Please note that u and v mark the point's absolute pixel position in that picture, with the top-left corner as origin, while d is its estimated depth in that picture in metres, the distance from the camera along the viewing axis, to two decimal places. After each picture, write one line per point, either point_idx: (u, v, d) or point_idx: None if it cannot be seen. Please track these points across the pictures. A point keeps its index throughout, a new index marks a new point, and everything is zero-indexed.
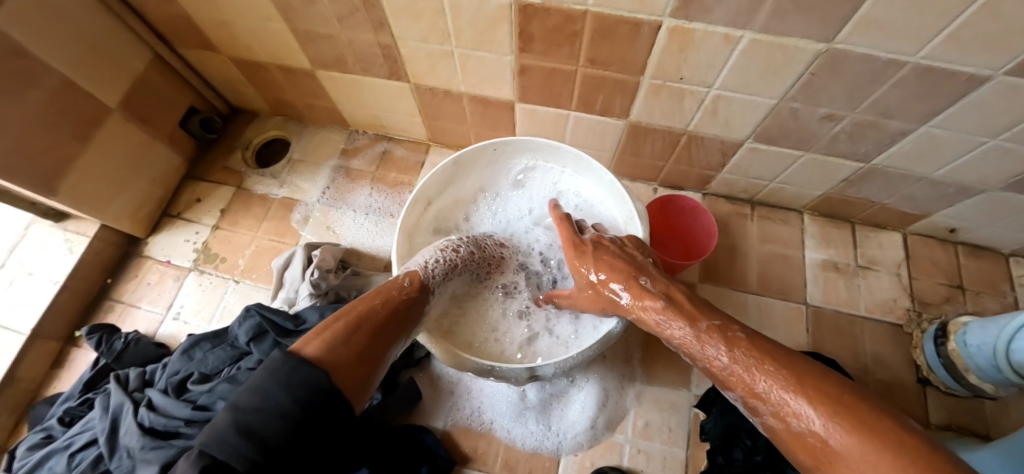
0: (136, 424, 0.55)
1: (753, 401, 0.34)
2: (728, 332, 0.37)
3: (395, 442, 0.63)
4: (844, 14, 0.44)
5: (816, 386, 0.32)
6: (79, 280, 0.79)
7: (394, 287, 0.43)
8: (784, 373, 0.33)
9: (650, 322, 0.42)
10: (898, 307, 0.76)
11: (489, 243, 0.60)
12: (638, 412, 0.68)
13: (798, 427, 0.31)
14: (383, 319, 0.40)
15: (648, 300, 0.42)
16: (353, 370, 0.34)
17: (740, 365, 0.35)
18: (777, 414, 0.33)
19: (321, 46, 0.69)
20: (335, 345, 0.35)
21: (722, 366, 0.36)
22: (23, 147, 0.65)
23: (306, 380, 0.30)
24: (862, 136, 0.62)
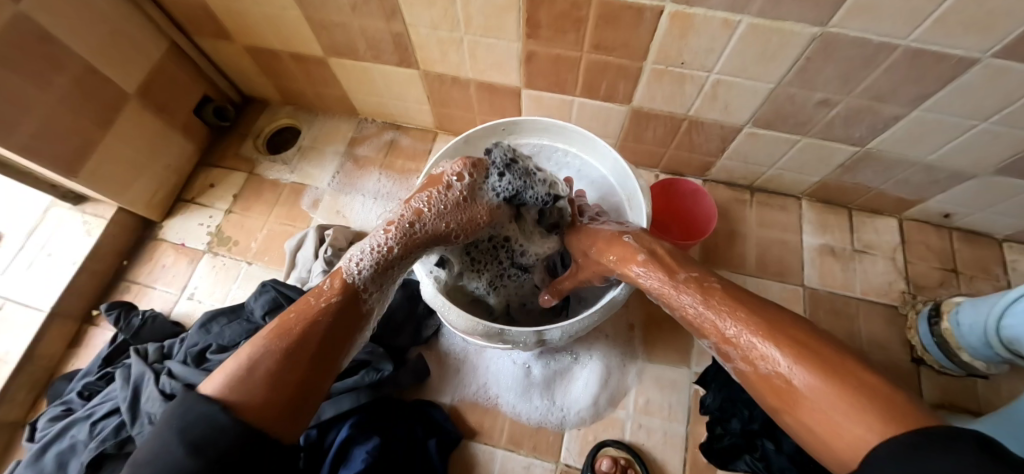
0: (158, 391, 0.58)
1: (725, 347, 0.37)
2: (705, 282, 0.41)
3: (405, 415, 0.65)
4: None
5: (783, 331, 0.34)
6: (96, 261, 0.82)
7: (314, 295, 0.40)
8: (753, 318, 0.36)
9: (635, 278, 0.46)
10: (893, 289, 0.78)
11: (438, 198, 0.44)
12: (640, 389, 0.69)
13: (766, 369, 0.34)
14: (304, 332, 0.37)
15: (631, 257, 0.47)
16: (267, 398, 0.33)
17: (712, 310, 0.38)
18: (746, 358, 0.35)
19: (334, 34, 0.72)
20: (244, 379, 0.34)
21: (695, 314, 0.39)
22: (47, 129, 0.68)
23: (202, 423, 0.30)
24: (857, 121, 0.64)
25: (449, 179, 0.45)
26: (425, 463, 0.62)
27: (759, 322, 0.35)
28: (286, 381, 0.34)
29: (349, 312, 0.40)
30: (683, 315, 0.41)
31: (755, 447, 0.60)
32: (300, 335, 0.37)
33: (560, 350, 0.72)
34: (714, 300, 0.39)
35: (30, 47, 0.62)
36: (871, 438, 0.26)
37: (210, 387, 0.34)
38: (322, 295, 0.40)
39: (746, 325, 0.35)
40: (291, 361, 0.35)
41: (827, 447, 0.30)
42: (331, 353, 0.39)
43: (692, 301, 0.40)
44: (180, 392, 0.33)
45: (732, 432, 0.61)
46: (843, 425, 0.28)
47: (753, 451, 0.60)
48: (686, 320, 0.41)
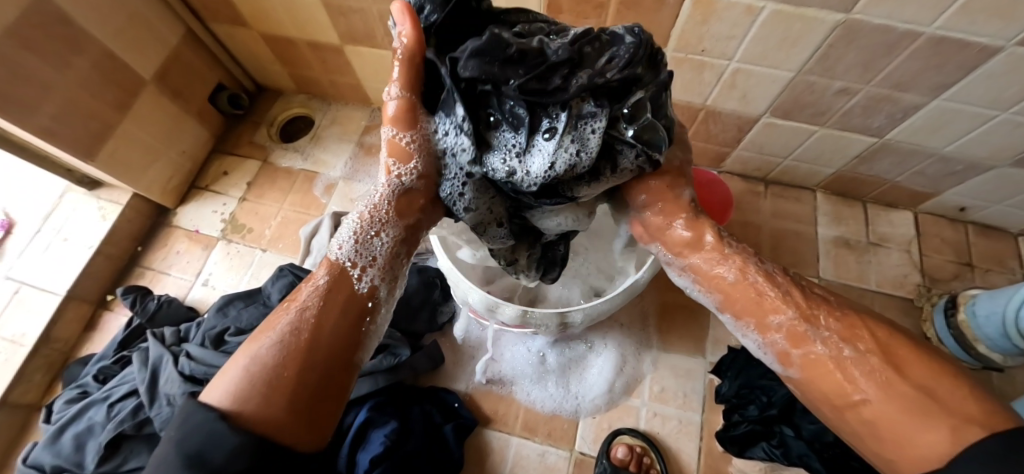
0: (177, 373, 0.58)
1: (802, 325, 0.30)
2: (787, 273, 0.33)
3: (420, 399, 0.66)
4: None
5: (870, 322, 0.29)
6: (112, 246, 0.82)
7: (309, 282, 0.31)
8: (838, 309, 0.30)
9: (711, 243, 0.35)
10: (908, 282, 0.78)
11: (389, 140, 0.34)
12: (655, 378, 0.69)
13: (849, 354, 0.28)
14: (305, 322, 0.28)
15: (706, 232, 0.36)
16: (267, 405, 0.25)
17: (795, 293, 0.31)
18: (827, 340, 0.29)
19: (352, 20, 0.72)
20: (235, 383, 0.26)
21: (779, 289, 0.32)
22: (65, 112, 0.68)
23: (204, 431, 0.23)
24: (876, 110, 0.64)
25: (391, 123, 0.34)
26: (441, 447, 0.62)
27: (846, 313, 0.30)
28: (286, 383, 0.26)
29: (350, 288, 0.31)
30: (755, 286, 0.33)
31: (773, 434, 0.59)
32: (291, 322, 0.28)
33: (575, 339, 0.72)
34: (800, 285, 0.32)
35: (48, 29, 0.62)
36: (970, 433, 0.22)
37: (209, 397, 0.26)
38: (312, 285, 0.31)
39: (832, 312, 0.30)
40: (287, 351, 0.27)
41: (909, 448, 0.24)
42: (337, 347, 0.29)
43: (779, 280, 0.32)
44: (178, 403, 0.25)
45: (749, 419, 0.61)
46: (931, 418, 0.23)
47: (770, 438, 0.59)
48: (756, 295, 0.32)
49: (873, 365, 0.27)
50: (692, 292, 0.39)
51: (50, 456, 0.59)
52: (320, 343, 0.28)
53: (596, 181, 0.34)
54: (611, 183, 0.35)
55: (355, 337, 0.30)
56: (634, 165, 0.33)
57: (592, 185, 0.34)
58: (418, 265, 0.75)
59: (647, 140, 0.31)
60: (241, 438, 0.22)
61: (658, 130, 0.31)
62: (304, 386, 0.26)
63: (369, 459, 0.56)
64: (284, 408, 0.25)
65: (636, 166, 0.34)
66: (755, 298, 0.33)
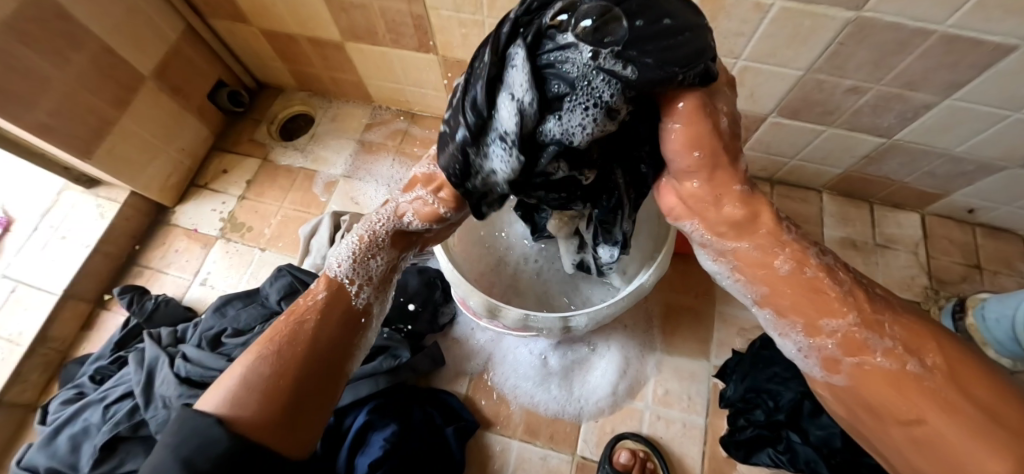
0: (173, 374, 0.57)
1: (863, 332, 0.27)
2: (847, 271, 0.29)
3: (423, 401, 0.65)
4: None
5: (941, 336, 0.26)
6: (110, 244, 0.81)
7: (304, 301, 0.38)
8: (905, 319, 0.27)
9: (766, 223, 0.30)
10: (916, 284, 0.77)
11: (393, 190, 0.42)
12: (659, 380, 0.68)
13: (914, 368, 0.25)
14: (294, 336, 0.34)
15: (761, 214, 0.30)
16: (253, 417, 0.29)
17: (856, 293, 0.28)
18: (890, 352, 0.26)
19: (353, 15, 0.71)
20: (230, 391, 0.30)
21: (842, 286, 0.28)
22: (63, 108, 0.67)
23: (200, 434, 0.27)
24: (886, 109, 0.63)
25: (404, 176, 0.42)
26: (442, 451, 0.61)
27: (916, 324, 0.27)
28: (274, 391, 0.31)
29: (338, 309, 0.37)
30: (815, 284, 0.28)
31: (779, 439, 0.58)
32: (281, 335, 0.34)
33: (578, 340, 0.71)
34: (863, 285, 0.29)
35: (46, 24, 0.61)
36: None
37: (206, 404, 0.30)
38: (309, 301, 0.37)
39: (897, 320, 0.27)
40: (281, 360, 0.32)
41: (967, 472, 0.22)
42: (321, 362, 0.34)
43: (840, 277, 0.29)
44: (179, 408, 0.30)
45: (754, 423, 0.60)
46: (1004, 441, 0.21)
47: (777, 443, 0.58)
48: (815, 290, 0.28)
49: (937, 383, 0.24)
50: (722, 279, 0.35)
51: (45, 458, 0.58)
52: (309, 354, 0.33)
53: (558, 111, 0.27)
54: (595, 120, 0.27)
55: (340, 349, 0.36)
56: (595, 76, 0.25)
57: (566, 117, 0.27)
58: (420, 266, 0.74)
59: (592, 34, 0.24)
60: (233, 445, 0.27)
61: (612, 26, 0.24)
62: (293, 395, 0.31)
63: (368, 463, 0.55)
64: (271, 416, 0.29)
65: (601, 72, 0.25)
66: (808, 289, 0.29)
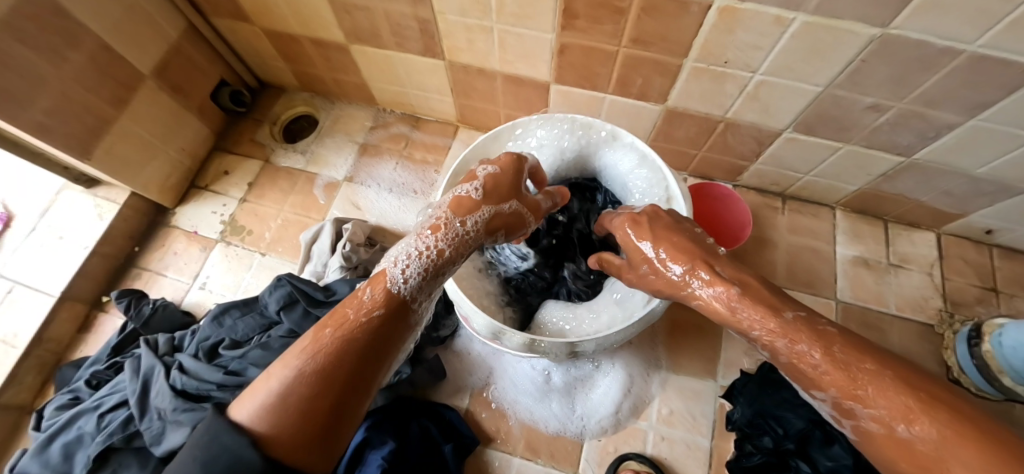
0: (169, 387, 0.56)
1: (848, 403, 0.31)
2: (816, 325, 0.35)
3: (422, 416, 0.63)
4: None
5: (925, 388, 0.29)
6: (108, 246, 0.80)
7: (352, 308, 0.36)
8: (887, 371, 0.30)
9: (716, 309, 0.40)
10: (929, 306, 0.75)
11: (466, 202, 0.44)
12: (663, 399, 0.67)
13: (905, 434, 0.28)
14: (337, 353, 0.33)
15: (720, 287, 0.39)
16: (285, 437, 0.29)
17: (831, 358, 0.32)
18: (880, 418, 0.29)
19: (357, 17, 0.69)
20: (264, 398, 0.31)
21: (807, 350, 0.34)
22: (60, 107, 0.66)
23: (226, 454, 0.28)
24: (906, 127, 0.60)
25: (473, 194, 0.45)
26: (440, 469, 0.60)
27: (895, 382, 0.30)
28: (310, 411, 0.30)
29: (391, 324, 0.37)
30: (798, 359, 0.34)
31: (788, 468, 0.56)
32: (322, 350, 0.33)
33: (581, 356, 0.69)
34: (839, 346, 0.33)
35: (44, 22, 0.59)
36: None
37: (241, 415, 0.31)
38: (365, 302, 0.37)
39: (880, 390, 0.30)
40: (325, 377, 0.32)
41: None
42: (359, 381, 0.34)
43: (812, 360, 0.33)
44: (211, 413, 0.31)
45: (763, 449, 0.58)
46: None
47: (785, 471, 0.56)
48: (797, 362, 0.34)
49: (932, 444, 0.27)
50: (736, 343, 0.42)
51: (38, 467, 0.57)
52: (352, 372, 0.33)
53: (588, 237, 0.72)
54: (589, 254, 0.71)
55: (378, 367, 0.36)
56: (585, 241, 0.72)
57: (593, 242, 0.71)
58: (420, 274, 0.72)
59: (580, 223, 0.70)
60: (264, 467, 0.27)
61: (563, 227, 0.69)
62: (329, 414, 0.31)
63: None
64: (306, 435, 0.30)
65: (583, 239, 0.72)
66: (786, 355, 0.35)
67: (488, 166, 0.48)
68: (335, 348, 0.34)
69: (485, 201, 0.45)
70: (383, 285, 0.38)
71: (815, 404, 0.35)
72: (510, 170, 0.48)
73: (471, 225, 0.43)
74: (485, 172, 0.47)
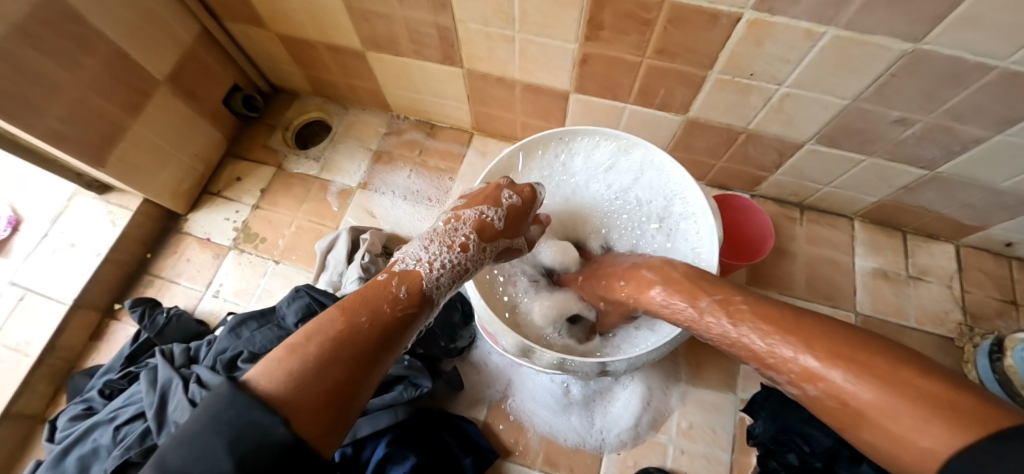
0: (188, 401, 0.55)
1: (770, 372, 0.36)
2: (729, 305, 0.40)
3: (442, 430, 0.62)
4: (937, 12, 0.42)
5: (824, 337, 0.33)
6: (120, 252, 0.79)
7: (385, 301, 0.40)
8: (793, 331, 0.35)
9: (656, 304, 0.47)
10: (949, 319, 0.74)
11: (491, 228, 0.51)
12: (683, 413, 0.67)
13: (813, 392, 0.32)
14: (371, 339, 0.37)
15: (647, 289, 0.49)
16: (310, 406, 0.30)
17: (743, 332, 0.38)
18: (794, 381, 0.34)
19: (375, 24, 0.68)
20: (295, 367, 0.32)
21: (735, 332, 0.39)
22: (75, 114, 0.65)
23: (255, 431, 0.27)
24: (932, 141, 0.60)
25: (496, 223, 0.51)
26: None
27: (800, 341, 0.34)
28: (340, 387, 0.33)
29: (412, 323, 0.42)
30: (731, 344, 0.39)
31: None
32: (358, 334, 0.36)
33: None
34: (752, 320, 0.38)
35: (59, 28, 0.58)
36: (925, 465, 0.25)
37: (266, 384, 0.31)
38: (392, 301, 0.41)
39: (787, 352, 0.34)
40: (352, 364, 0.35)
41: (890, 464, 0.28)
42: (376, 369, 0.37)
43: (732, 340, 0.39)
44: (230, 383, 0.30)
45: (787, 467, 0.57)
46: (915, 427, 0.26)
47: None
48: (729, 345, 0.39)
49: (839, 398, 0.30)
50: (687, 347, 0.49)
51: None
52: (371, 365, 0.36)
53: None
54: None
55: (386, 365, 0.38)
56: None
57: None
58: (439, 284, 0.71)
59: None
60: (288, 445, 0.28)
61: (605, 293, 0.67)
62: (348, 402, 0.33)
63: None
64: (327, 407, 0.31)
65: None
66: (719, 339, 0.40)
67: (513, 195, 0.53)
68: (362, 339, 0.36)
69: (503, 229, 0.52)
70: (418, 286, 0.43)
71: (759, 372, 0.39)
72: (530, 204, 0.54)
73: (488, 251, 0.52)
74: (511, 199, 0.53)
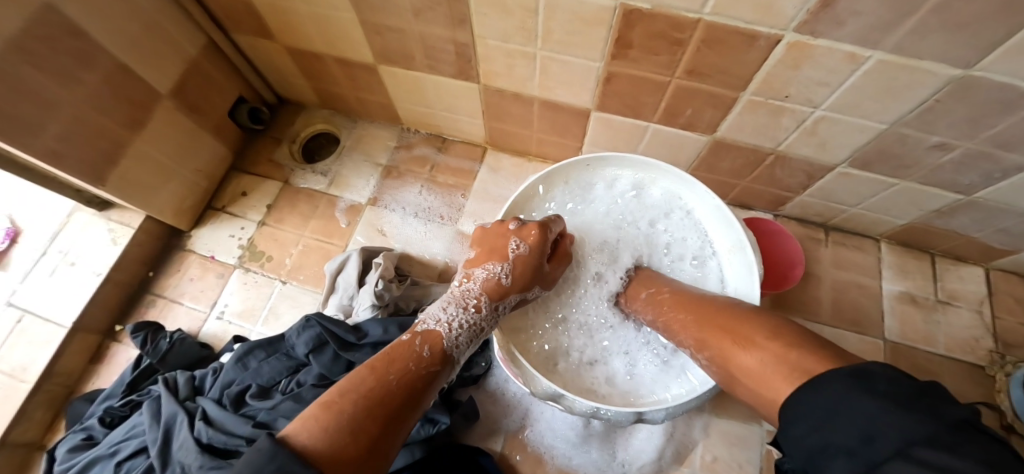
0: (193, 440, 0.51)
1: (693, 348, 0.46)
2: (659, 294, 0.54)
3: (460, 466, 0.59)
4: (996, 38, 0.39)
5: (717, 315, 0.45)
6: (121, 272, 0.76)
7: (412, 359, 0.40)
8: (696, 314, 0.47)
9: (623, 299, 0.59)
10: (979, 347, 0.72)
11: (500, 285, 0.49)
12: (707, 446, 0.64)
13: (718, 358, 0.42)
14: (401, 400, 0.37)
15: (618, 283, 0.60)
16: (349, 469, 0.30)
17: (666, 314, 0.51)
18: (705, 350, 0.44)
19: (389, 39, 0.65)
20: (330, 426, 0.31)
21: (668, 317, 0.50)
22: (73, 132, 0.62)
23: None
24: (973, 167, 0.57)
25: (502, 279, 0.49)
26: None
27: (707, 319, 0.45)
28: (372, 452, 0.32)
29: (436, 384, 0.41)
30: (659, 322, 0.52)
31: None
32: (388, 395, 0.36)
33: None
34: (679, 307, 0.50)
35: (56, 43, 0.55)
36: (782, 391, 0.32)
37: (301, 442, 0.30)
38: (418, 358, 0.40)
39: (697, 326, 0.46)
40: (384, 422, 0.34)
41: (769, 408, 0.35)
42: (402, 433, 0.36)
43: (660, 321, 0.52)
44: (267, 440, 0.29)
45: None
46: (771, 378, 0.34)
47: None
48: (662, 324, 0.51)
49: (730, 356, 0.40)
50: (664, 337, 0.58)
51: None
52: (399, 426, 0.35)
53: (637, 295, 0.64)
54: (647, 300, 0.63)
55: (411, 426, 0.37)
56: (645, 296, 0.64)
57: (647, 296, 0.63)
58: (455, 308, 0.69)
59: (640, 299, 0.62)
60: None
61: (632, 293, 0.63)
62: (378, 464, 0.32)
63: None
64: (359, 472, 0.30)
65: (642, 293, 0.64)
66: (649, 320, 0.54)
67: (520, 243, 0.50)
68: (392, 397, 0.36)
69: (513, 285, 0.49)
70: (441, 345, 0.43)
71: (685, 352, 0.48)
72: (541, 249, 0.51)
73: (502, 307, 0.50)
74: (517, 251, 0.50)
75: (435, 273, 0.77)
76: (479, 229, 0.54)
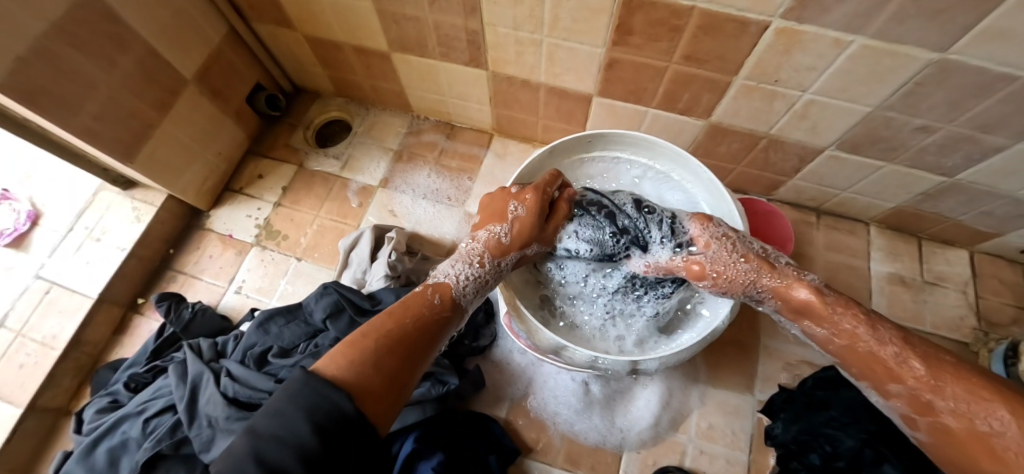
0: (220, 394, 0.55)
1: (926, 396, 0.35)
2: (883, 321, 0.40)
3: (468, 428, 0.63)
4: (966, 24, 0.43)
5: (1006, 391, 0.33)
6: (144, 248, 0.80)
7: (425, 306, 0.44)
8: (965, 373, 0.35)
9: (790, 296, 0.46)
10: (965, 325, 0.75)
11: (500, 242, 0.51)
12: (703, 413, 0.67)
13: (986, 427, 0.31)
14: (415, 341, 0.41)
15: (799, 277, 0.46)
16: (373, 395, 0.34)
17: (896, 347, 0.38)
18: (956, 413, 0.33)
19: (405, 27, 0.69)
20: (354, 359, 0.35)
21: (894, 356, 0.37)
22: (106, 111, 0.65)
23: (329, 406, 0.30)
24: (953, 150, 0.60)
25: (500, 235, 0.51)
26: None
27: (973, 381, 0.34)
28: (394, 384, 0.36)
29: (448, 329, 0.46)
30: (870, 353, 0.39)
31: None
32: (405, 336, 0.40)
33: None
34: (926, 354, 0.37)
35: (96, 27, 0.59)
36: None
37: (330, 372, 0.34)
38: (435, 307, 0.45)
39: (959, 383, 0.34)
40: (401, 358, 0.38)
41: None
42: (419, 367, 0.41)
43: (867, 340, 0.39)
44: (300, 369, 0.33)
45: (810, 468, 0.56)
46: None
47: None
48: (872, 362, 0.39)
49: (1015, 436, 0.30)
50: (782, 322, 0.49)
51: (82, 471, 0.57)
52: (416, 361, 0.40)
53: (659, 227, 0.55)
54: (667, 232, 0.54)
55: (426, 362, 0.42)
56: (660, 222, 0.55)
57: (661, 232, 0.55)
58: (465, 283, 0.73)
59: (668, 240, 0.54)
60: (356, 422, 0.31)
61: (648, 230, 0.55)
62: (400, 392, 0.36)
63: None
64: (386, 395, 0.35)
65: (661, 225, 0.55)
66: (826, 327, 0.43)
67: (518, 206, 0.52)
68: (406, 337, 0.40)
69: (513, 243, 0.52)
70: (450, 294, 0.47)
71: (886, 403, 0.39)
72: (537, 212, 0.52)
73: (505, 263, 0.52)
74: (515, 213, 0.52)
75: (444, 251, 0.81)
76: (486, 197, 0.57)
